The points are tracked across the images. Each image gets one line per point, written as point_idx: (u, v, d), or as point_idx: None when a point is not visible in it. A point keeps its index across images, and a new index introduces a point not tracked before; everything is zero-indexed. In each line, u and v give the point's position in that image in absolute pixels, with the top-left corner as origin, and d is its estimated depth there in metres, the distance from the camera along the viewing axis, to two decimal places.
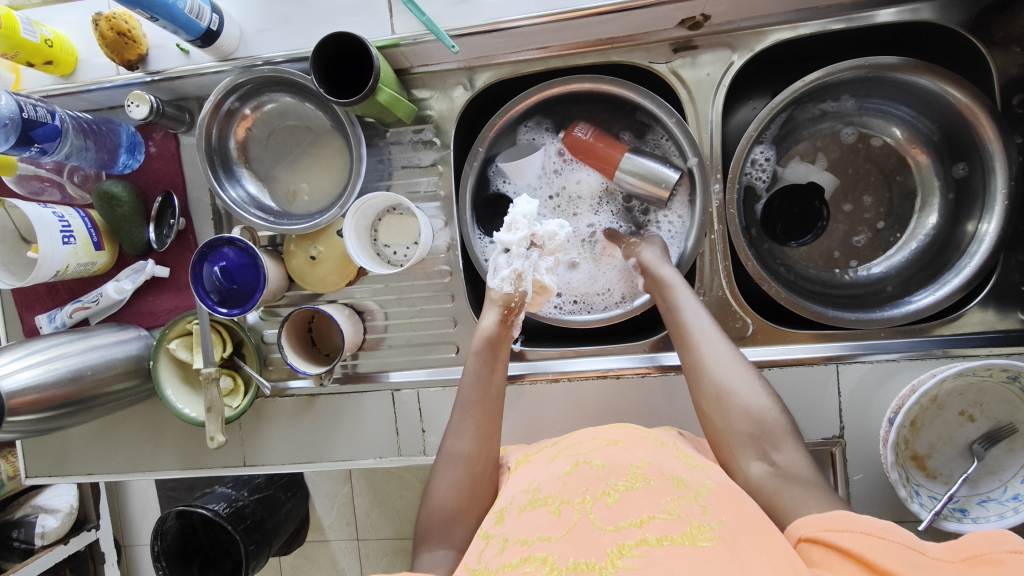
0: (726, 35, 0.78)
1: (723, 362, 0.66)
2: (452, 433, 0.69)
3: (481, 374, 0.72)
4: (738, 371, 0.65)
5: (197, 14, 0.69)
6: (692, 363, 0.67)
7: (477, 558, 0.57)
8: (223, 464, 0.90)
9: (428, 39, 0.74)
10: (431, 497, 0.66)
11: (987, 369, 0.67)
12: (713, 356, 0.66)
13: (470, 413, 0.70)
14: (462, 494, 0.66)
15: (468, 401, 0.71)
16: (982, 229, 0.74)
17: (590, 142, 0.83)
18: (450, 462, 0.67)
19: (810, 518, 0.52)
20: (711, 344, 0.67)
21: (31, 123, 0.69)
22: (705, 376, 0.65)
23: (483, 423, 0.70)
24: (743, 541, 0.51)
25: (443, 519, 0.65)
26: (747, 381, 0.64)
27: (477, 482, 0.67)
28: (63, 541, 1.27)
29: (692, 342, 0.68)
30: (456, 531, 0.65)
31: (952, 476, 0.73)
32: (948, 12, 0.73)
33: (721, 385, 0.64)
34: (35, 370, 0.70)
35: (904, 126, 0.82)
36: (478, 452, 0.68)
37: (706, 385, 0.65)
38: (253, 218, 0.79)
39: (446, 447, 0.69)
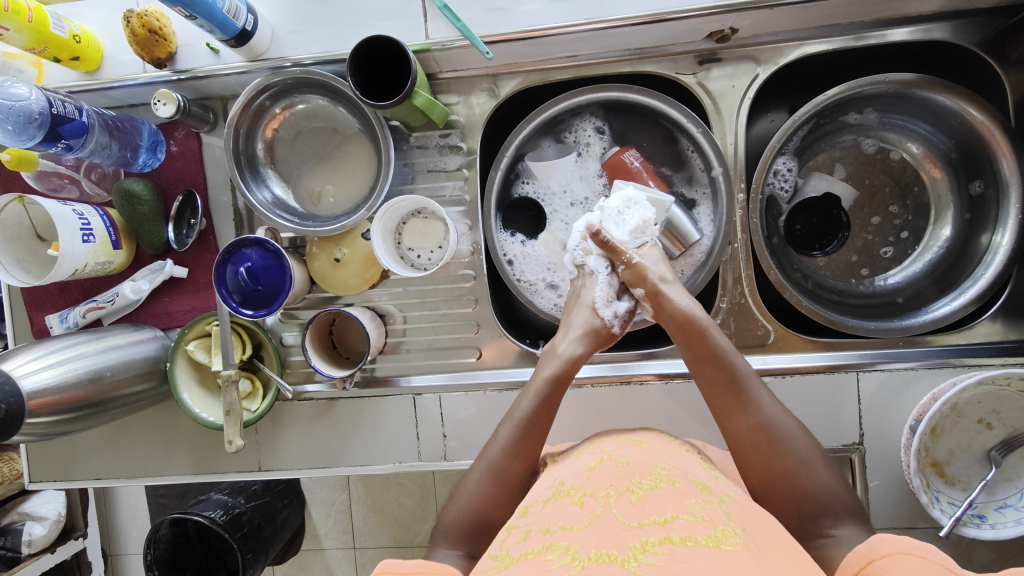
0: (750, 49, 0.79)
1: (783, 432, 0.63)
2: (499, 446, 0.68)
3: (547, 402, 0.70)
4: (799, 444, 0.63)
5: (234, 13, 0.69)
6: (749, 428, 0.64)
7: (498, 545, 0.57)
8: (237, 469, 0.88)
9: (459, 44, 0.75)
10: (457, 500, 0.67)
11: (1005, 378, 0.69)
12: (769, 426, 0.63)
13: (523, 437, 0.68)
14: (490, 505, 0.65)
15: (526, 423, 0.68)
16: (995, 241, 0.77)
17: (632, 169, 0.83)
18: (490, 475, 0.66)
19: (855, 554, 0.51)
20: (766, 410, 0.65)
21: (59, 119, 0.68)
22: (763, 450, 0.63)
23: (531, 448, 0.68)
24: (767, 551, 0.50)
25: (467, 527, 0.65)
26: (810, 454, 0.62)
27: (512, 497, 0.67)
28: (49, 550, 1.22)
29: (746, 408, 0.65)
30: (479, 541, 0.65)
31: (970, 483, 0.75)
32: (963, 33, 0.76)
33: (782, 458, 0.62)
34: (54, 371, 0.69)
35: (921, 142, 0.85)
36: (520, 472, 0.67)
37: (766, 459, 0.62)
38: (279, 219, 0.78)
39: (485, 454, 0.69)
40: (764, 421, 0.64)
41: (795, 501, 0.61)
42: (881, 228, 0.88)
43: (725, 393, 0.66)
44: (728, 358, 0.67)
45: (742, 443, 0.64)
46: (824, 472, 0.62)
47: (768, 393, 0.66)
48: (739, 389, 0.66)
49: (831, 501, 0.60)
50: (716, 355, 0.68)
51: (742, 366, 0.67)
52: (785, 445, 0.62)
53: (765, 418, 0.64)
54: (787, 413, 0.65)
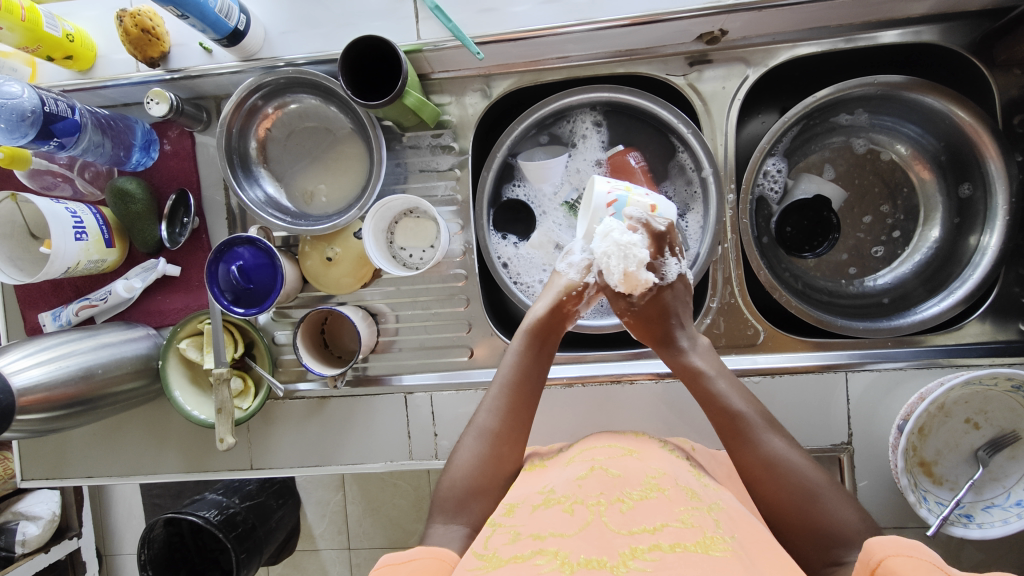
0: (740, 51, 0.80)
1: (789, 466, 0.63)
2: (485, 407, 0.70)
3: (526, 360, 0.71)
4: (807, 475, 0.62)
5: (226, 13, 0.70)
6: (758, 461, 0.63)
7: (484, 544, 0.57)
8: (230, 468, 0.89)
9: (451, 45, 0.75)
10: (454, 467, 0.67)
11: (993, 378, 0.70)
12: (775, 461, 0.63)
13: (504, 395, 0.70)
14: (481, 467, 0.66)
15: (507, 382, 0.70)
16: (983, 241, 0.77)
17: (633, 170, 0.84)
18: (478, 436, 0.68)
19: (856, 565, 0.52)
20: (772, 444, 0.64)
21: (52, 117, 0.68)
22: (771, 485, 0.62)
23: (516, 409, 0.69)
24: (755, 557, 0.51)
25: (464, 492, 0.65)
26: (817, 483, 0.62)
27: (502, 459, 0.67)
28: (43, 550, 1.21)
29: (751, 447, 0.64)
30: (473, 505, 0.65)
31: (958, 483, 0.75)
32: (951, 35, 0.76)
33: (792, 489, 0.62)
34: (46, 368, 0.69)
35: (910, 143, 0.86)
36: (504, 429, 0.68)
37: (778, 494, 0.62)
38: (271, 218, 0.79)
39: (474, 420, 0.70)
40: (770, 460, 0.63)
41: (812, 539, 0.60)
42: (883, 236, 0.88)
43: (729, 436, 0.66)
44: (727, 399, 0.67)
45: (752, 476, 0.64)
46: (837, 501, 0.61)
47: (772, 428, 0.65)
48: (743, 428, 0.65)
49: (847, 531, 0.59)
50: (715, 396, 0.67)
51: (746, 407, 0.66)
52: (793, 478, 0.62)
53: (769, 453, 0.64)
54: (793, 446, 0.64)
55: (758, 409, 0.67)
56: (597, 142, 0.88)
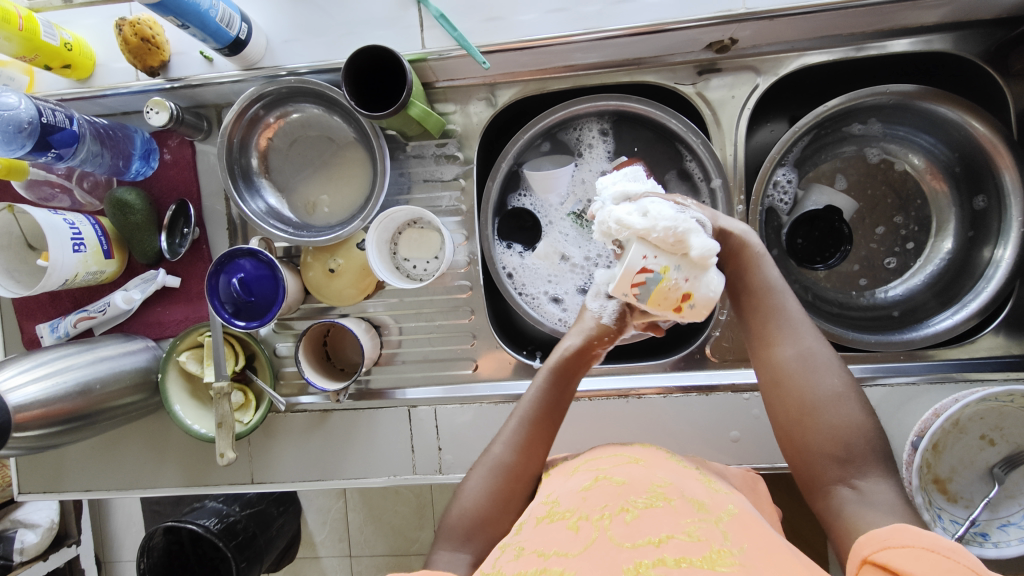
0: (750, 59, 0.79)
1: (814, 369, 0.58)
2: (503, 440, 0.67)
3: (549, 395, 0.68)
4: (828, 380, 0.57)
5: (227, 22, 0.68)
6: (780, 364, 0.59)
7: (491, 564, 0.56)
8: (230, 482, 0.87)
9: (456, 54, 0.74)
10: (464, 496, 0.65)
11: (1009, 395, 0.68)
12: (804, 358, 0.59)
13: (524, 430, 0.67)
14: (492, 501, 0.64)
15: (529, 418, 0.68)
16: (998, 255, 0.76)
17: None
18: (491, 470, 0.66)
19: (870, 539, 0.47)
20: (806, 341, 0.60)
21: (49, 128, 0.67)
22: (790, 383, 0.58)
23: (535, 445, 0.67)
24: (764, 567, 0.49)
25: (472, 524, 0.63)
26: (835, 390, 0.57)
27: (514, 496, 0.65)
28: (42, 558, 1.20)
29: (780, 339, 0.60)
30: (480, 537, 0.63)
31: (973, 500, 0.74)
32: (965, 44, 0.75)
33: (804, 393, 0.57)
34: (43, 384, 0.67)
35: (924, 154, 0.84)
36: (520, 466, 0.66)
37: (790, 393, 0.58)
38: (273, 229, 0.77)
39: (489, 450, 0.68)
40: (798, 357, 0.59)
41: (813, 437, 0.56)
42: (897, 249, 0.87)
43: (764, 322, 0.62)
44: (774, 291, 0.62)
45: (769, 374, 0.60)
46: (852, 410, 0.56)
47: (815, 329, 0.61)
48: (779, 318, 0.62)
49: (853, 442, 0.55)
50: (762, 285, 0.63)
51: (789, 300, 0.62)
52: (812, 380, 0.58)
53: (796, 354, 0.59)
54: (825, 348, 0.60)
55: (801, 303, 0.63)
56: (604, 150, 0.87)
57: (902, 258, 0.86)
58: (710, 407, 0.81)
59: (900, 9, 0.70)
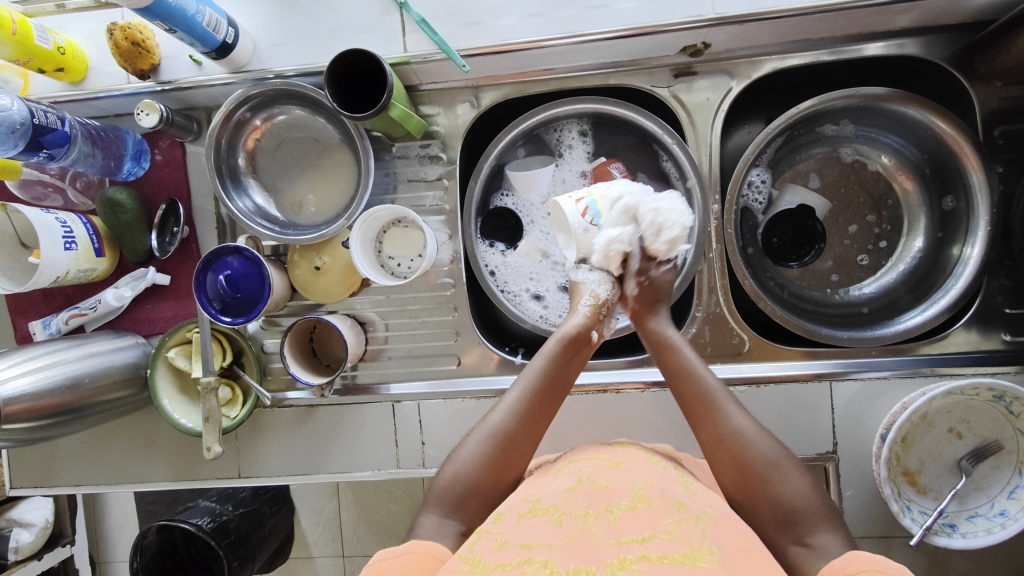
0: (724, 64, 0.81)
1: (749, 440, 0.62)
2: (504, 408, 0.67)
3: (559, 364, 0.68)
4: (762, 448, 0.62)
5: (214, 27, 0.71)
6: (717, 437, 0.63)
7: (471, 549, 0.56)
8: (218, 476, 0.89)
9: (437, 57, 0.76)
10: (454, 465, 0.66)
11: (974, 388, 0.70)
12: (738, 434, 0.63)
13: (527, 398, 0.67)
14: (487, 468, 0.64)
15: (534, 387, 0.67)
16: (966, 252, 0.78)
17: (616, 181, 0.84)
18: (489, 437, 0.65)
19: (830, 567, 0.53)
20: (736, 421, 0.64)
21: (41, 129, 0.69)
22: (729, 452, 0.62)
23: (535, 414, 0.67)
24: (742, 566, 0.51)
25: (461, 492, 0.64)
26: (776, 456, 0.61)
27: (511, 463, 0.65)
28: (37, 557, 1.21)
29: (711, 421, 0.64)
30: (468, 506, 0.64)
31: (942, 492, 0.75)
32: (932, 48, 0.77)
33: (745, 462, 0.61)
34: (33, 377, 0.69)
35: (892, 154, 0.86)
36: (518, 435, 0.65)
37: (731, 459, 0.62)
38: (259, 227, 0.79)
39: (489, 415, 0.67)
40: (729, 435, 0.63)
41: (768, 505, 0.60)
42: (866, 242, 0.89)
43: (696, 406, 0.66)
44: (697, 370, 0.67)
45: (710, 450, 0.64)
46: (794, 474, 0.61)
47: (735, 403, 0.66)
48: (709, 404, 0.66)
49: (801, 507, 0.59)
50: (683, 371, 0.67)
51: (710, 379, 0.67)
52: (744, 451, 0.62)
53: (731, 428, 0.63)
54: (754, 422, 0.64)
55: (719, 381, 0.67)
56: (583, 151, 0.89)
57: (875, 257, 0.89)
58: None
59: (868, 14, 0.72)
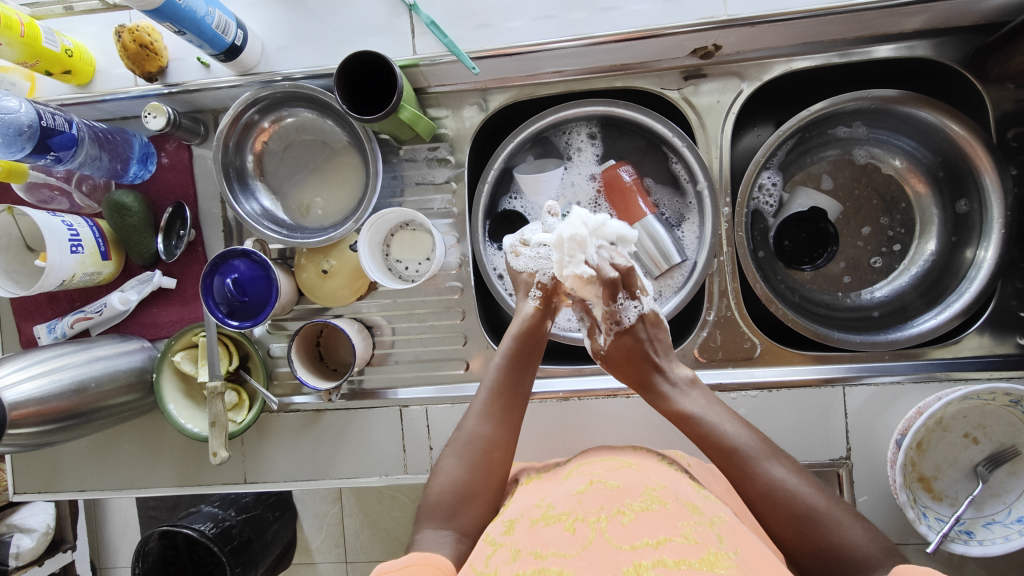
0: (734, 65, 0.80)
1: (791, 491, 0.59)
2: (474, 413, 0.68)
3: (513, 365, 0.70)
4: (809, 500, 0.58)
5: (223, 29, 0.70)
6: (757, 493, 0.60)
7: (485, 563, 0.54)
8: (223, 482, 0.88)
9: (447, 59, 0.76)
10: (439, 478, 0.65)
11: (991, 393, 0.69)
12: (776, 489, 0.59)
13: (493, 400, 0.68)
14: (471, 474, 0.64)
15: (495, 388, 0.69)
16: (980, 255, 0.77)
17: (626, 185, 0.83)
18: (469, 444, 0.66)
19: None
20: (772, 472, 0.60)
21: (48, 131, 0.69)
22: (774, 513, 0.58)
23: (508, 414, 0.68)
24: (760, 572, 0.49)
25: (454, 499, 0.63)
26: (823, 505, 0.58)
27: (494, 468, 0.65)
28: (37, 563, 1.19)
29: (746, 477, 0.60)
30: (465, 512, 0.63)
31: (958, 498, 0.74)
32: (944, 50, 0.77)
33: (794, 514, 0.58)
34: (39, 381, 0.68)
35: (904, 156, 0.86)
36: (495, 437, 0.66)
37: (774, 519, 0.59)
38: (267, 230, 0.79)
39: (464, 424, 0.68)
40: (768, 487, 0.59)
41: (820, 560, 0.56)
42: (878, 243, 0.88)
43: (725, 466, 0.62)
44: (719, 432, 0.63)
45: (756, 506, 0.60)
46: (846, 523, 0.57)
47: (770, 454, 0.62)
48: (739, 459, 0.62)
49: (855, 559, 0.55)
50: (706, 434, 0.64)
51: (737, 435, 0.63)
52: (791, 506, 0.58)
53: (768, 482, 0.59)
54: (795, 471, 0.60)
55: (754, 437, 0.63)
56: (592, 153, 0.89)
57: (888, 260, 0.88)
58: None
59: (880, 15, 0.72)
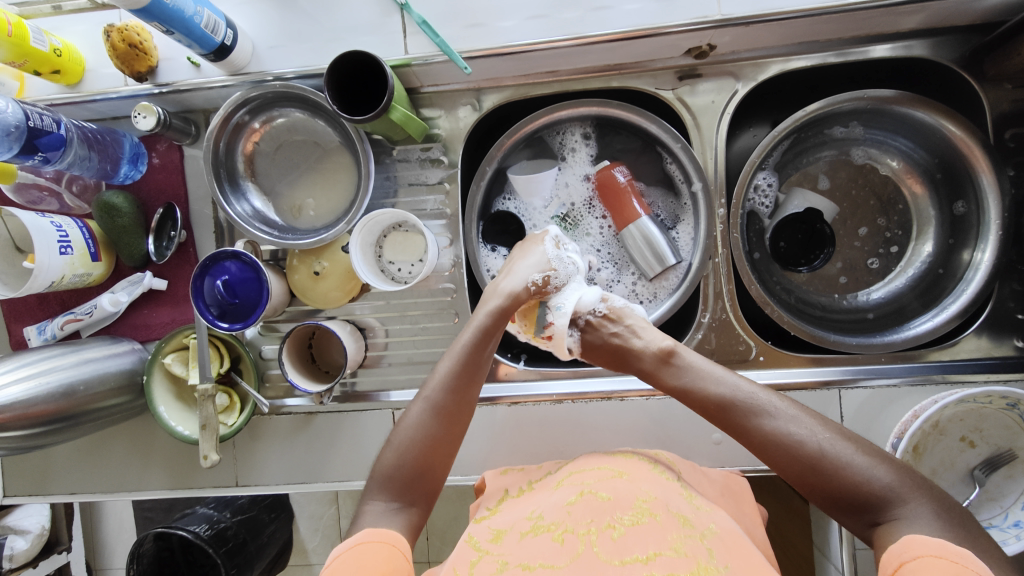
0: (730, 65, 0.80)
1: (790, 435, 0.60)
2: (437, 383, 0.67)
3: (484, 340, 0.70)
4: (809, 437, 0.59)
5: (212, 29, 0.70)
6: (758, 441, 0.62)
7: (470, 571, 0.55)
8: (215, 485, 0.87)
9: (439, 59, 0.75)
10: (390, 450, 0.64)
11: (988, 397, 0.69)
12: (773, 435, 0.61)
13: (458, 373, 0.67)
14: (428, 445, 0.65)
15: (463, 360, 0.68)
16: (977, 257, 0.77)
17: (621, 187, 0.82)
18: (429, 414, 0.66)
19: (888, 555, 0.51)
20: (767, 421, 0.62)
21: (36, 132, 0.68)
22: (779, 460, 0.60)
23: (470, 383, 0.68)
24: None
25: (407, 476, 0.63)
26: (825, 441, 0.58)
27: (452, 438, 0.66)
28: (32, 564, 1.19)
29: (744, 429, 0.63)
30: (416, 488, 0.63)
31: (954, 502, 0.74)
32: (941, 50, 0.76)
33: (797, 454, 0.59)
34: (25, 385, 0.68)
35: (900, 157, 0.85)
36: (455, 407, 0.66)
37: (784, 464, 0.60)
38: (258, 232, 0.78)
39: (424, 393, 0.67)
40: (765, 436, 0.61)
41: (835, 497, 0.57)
42: (874, 242, 0.87)
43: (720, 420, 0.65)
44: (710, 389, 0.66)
45: (764, 453, 0.61)
46: (850, 455, 0.57)
47: (767, 400, 0.63)
48: (731, 413, 0.64)
49: (864, 492, 0.55)
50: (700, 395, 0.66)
51: (729, 388, 0.65)
52: (796, 450, 0.59)
53: (762, 432, 0.61)
54: (795, 411, 0.62)
55: (747, 386, 0.65)
56: (587, 154, 0.88)
57: (885, 261, 0.87)
58: (694, 409, 0.80)
59: (876, 15, 0.71)
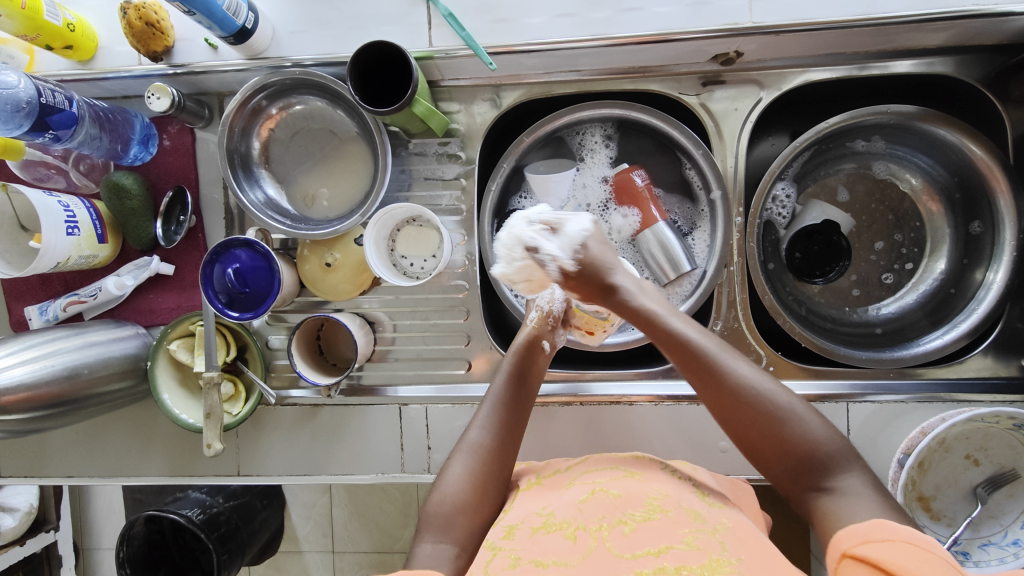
0: (754, 73, 0.79)
1: (756, 390, 0.58)
2: (478, 423, 0.68)
3: (520, 379, 0.71)
4: (777, 397, 0.58)
5: (234, 11, 0.68)
6: (728, 391, 0.58)
7: (483, 568, 0.53)
8: (216, 473, 0.87)
9: (463, 53, 0.74)
10: (444, 487, 0.64)
11: (995, 416, 0.69)
12: (743, 388, 0.58)
13: (498, 411, 0.69)
14: (473, 483, 0.64)
15: (500, 399, 0.69)
16: (989, 278, 0.77)
17: (638, 190, 0.82)
18: (470, 452, 0.66)
19: (848, 531, 0.50)
20: (737, 372, 0.59)
21: (48, 108, 0.66)
22: (749, 413, 0.58)
23: (510, 424, 0.68)
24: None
25: (454, 511, 0.62)
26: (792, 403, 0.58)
27: (496, 478, 0.65)
28: (18, 542, 1.17)
29: (712, 376, 0.59)
30: (460, 523, 0.61)
31: (955, 519, 0.75)
32: (967, 68, 0.76)
33: (767, 412, 0.57)
34: (30, 366, 0.66)
35: (921, 174, 0.85)
36: (498, 447, 0.67)
37: (751, 419, 0.58)
38: (271, 220, 0.77)
39: (465, 437, 0.68)
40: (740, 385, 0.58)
41: (785, 458, 0.57)
42: (890, 258, 0.88)
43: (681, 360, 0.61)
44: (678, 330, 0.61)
45: (728, 406, 0.59)
46: (809, 418, 0.57)
47: (729, 353, 0.60)
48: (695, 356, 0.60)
49: (820, 452, 0.56)
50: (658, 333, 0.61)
51: (700, 336, 0.60)
52: (762, 403, 0.58)
53: (736, 381, 0.59)
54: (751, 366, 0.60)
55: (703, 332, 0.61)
56: (605, 155, 0.88)
57: (899, 277, 0.87)
58: (701, 416, 0.81)
59: (906, 30, 0.71)
